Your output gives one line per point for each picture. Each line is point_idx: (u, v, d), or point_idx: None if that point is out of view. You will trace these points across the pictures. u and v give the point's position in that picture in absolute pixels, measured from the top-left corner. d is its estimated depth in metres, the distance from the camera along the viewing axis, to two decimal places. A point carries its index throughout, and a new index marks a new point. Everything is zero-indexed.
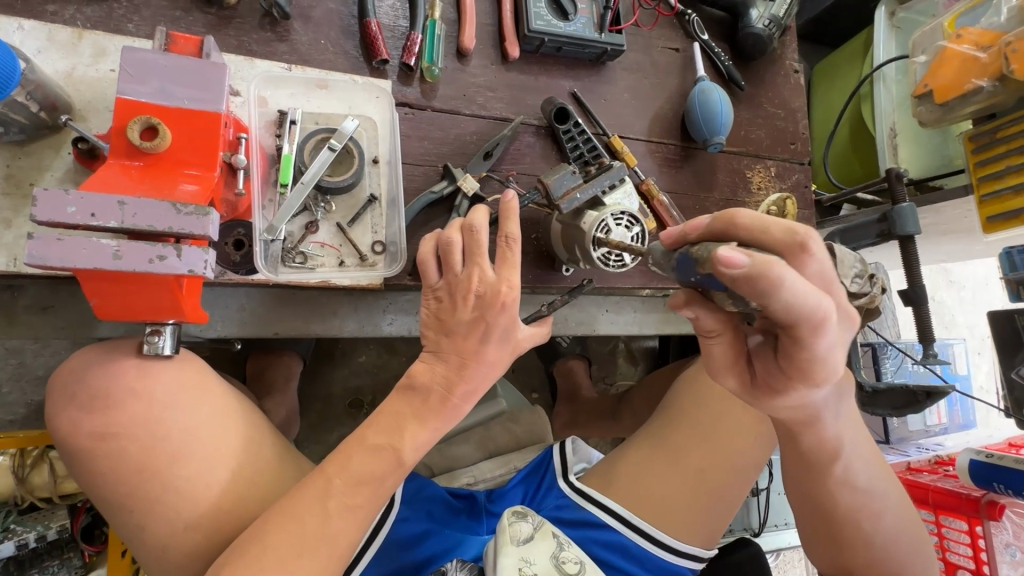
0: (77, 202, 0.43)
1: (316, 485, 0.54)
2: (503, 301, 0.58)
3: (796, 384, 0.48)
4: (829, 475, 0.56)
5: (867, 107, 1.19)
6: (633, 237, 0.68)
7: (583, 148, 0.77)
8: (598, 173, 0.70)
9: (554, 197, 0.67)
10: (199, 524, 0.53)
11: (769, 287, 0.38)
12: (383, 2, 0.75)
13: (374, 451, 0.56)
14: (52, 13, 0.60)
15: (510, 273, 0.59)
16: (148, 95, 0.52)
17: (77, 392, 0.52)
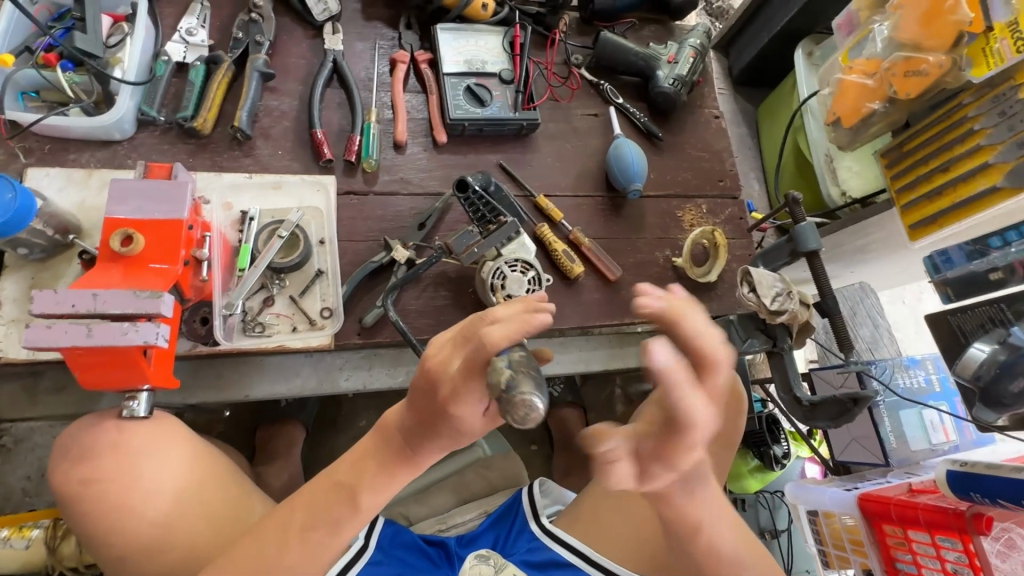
0: (63, 297, 0.57)
1: (280, 516, 0.61)
2: (445, 400, 0.52)
3: (656, 472, 0.46)
4: (690, 536, 0.58)
5: (802, 138, 1.26)
6: (529, 280, 0.82)
7: (483, 209, 0.83)
8: (494, 230, 0.82)
9: (456, 253, 0.81)
10: (170, 550, 0.61)
11: (671, 394, 0.40)
12: (330, 114, 0.92)
13: (334, 488, 0.60)
14: (73, 159, 0.79)
15: (462, 386, 0.51)
16: (127, 212, 0.68)
17: (71, 448, 0.63)
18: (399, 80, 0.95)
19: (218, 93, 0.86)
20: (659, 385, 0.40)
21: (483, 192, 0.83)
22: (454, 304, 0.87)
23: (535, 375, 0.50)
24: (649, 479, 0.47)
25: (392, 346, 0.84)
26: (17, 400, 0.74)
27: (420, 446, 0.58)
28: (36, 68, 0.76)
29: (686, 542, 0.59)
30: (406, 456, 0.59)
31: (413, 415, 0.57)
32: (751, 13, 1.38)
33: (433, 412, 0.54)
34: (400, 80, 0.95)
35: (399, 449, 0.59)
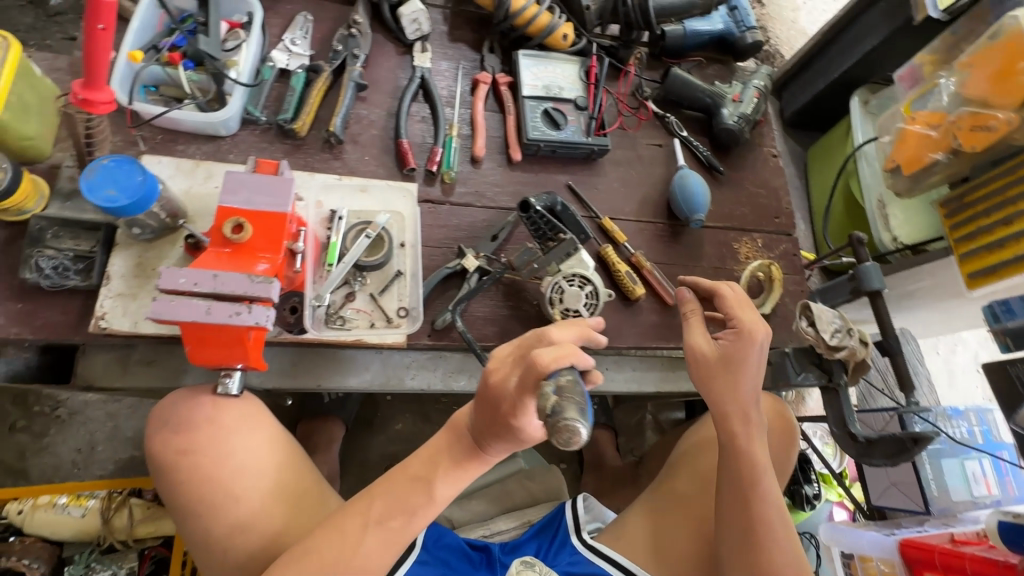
0: (187, 275, 0.61)
1: (360, 505, 0.64)
2: (507, 412, 0.58)
3: (754, 332, 0.78)
4: (742, 421, 0.76)
5: (854, 182, 1.29)
6: (586, 294, 0.86)
7: (543, 227, 0.87)
8: (553, 247, 0.86)
9: (517, 268, 0.86)
10: (253, 526, 0.64)
11: (717, 285, 0.84)
12: (414, 127, 0.98)
13: (412, 481, 0.65)
14: (181, 150, 0.85)
15: (520, 402, 0.57)
16: (238, 202, 0.72)
17: (168, 419, 0.66)
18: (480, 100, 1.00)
19: (316, 99, 0.92)
20: (711, 282, 0.85)
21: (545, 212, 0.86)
22: (519, 315, 0.90)
23: (581, 400, 0.50)
24: (740, 349, 0.77)
25: (457, 350, 0.88)
26: (110, 370, 0.78)
27: (488, 447, 0.63)
28: (161, 65, 0.82)
29: (732, 431, 0.76)
30: (476, 453, 0.64)
31: (479, 420, 0.62)
32: (807, 60, 1.43)
33: (497, 424, 0.60)
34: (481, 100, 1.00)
35: (470, 447, 0.65)
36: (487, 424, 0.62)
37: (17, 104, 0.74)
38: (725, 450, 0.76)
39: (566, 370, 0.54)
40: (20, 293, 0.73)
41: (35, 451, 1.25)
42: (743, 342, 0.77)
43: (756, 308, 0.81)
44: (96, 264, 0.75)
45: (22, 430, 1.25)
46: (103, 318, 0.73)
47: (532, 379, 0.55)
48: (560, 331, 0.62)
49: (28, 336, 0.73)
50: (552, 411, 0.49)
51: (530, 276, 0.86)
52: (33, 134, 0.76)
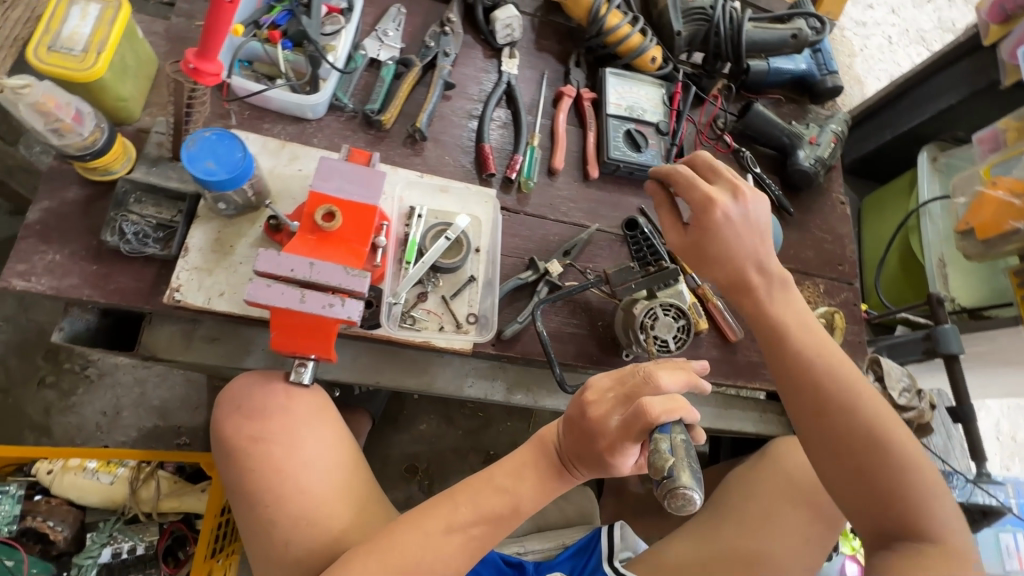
0: (284, 260, 0.60)
1: (444, 508, 0.67)
2: (604, 447, 0.66)
3: (717, 204, 0.76)
4: (749, 288, 0.79)
5: (915, 238, 1.27)
6: (677, 327, 0.86)
7: (645, 251, 0.91)
8: (654, 272, 0.88)
9: (614, 284, 0.87)
10: (318, 522, 0.63)
11: (667, 171, 0.79)
12: (495, 132, 0.97)
13: (499, 491, 0.69)
14: (267, 128, 0.84)
15: (619, 440, 0.64)
16: (330, 190, 0.71)
17: (241, 403, 0.66)
18: (562, 113, 1.00)
19: (404, 93, 0.91)
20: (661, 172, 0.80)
21: (649, 236, 0.91)
22: (584, 335, 0.89)
23: (689, 460, 0.60)
24: (709, 226, 0.77)
25: (517, 362, 0.86)
26: (174, 342, 0.76)
27: (575, 467, 0.70)
28: (260, 42, 0.81)
29: (749, 299, 0.79)
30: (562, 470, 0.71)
31: (572, 443, 0.69)
32: (875, 109, 1.42)
33: (592, 456, 0.67)
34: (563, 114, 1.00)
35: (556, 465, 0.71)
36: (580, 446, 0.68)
37: (119, 65, 0.73)
38: (753, 321, 0.79)
39: (675, 424, 0.62)
40: (96, 256, 0.72)
41: (60, 410, 1.23)
42: (708, 217, 0.77)
43: (722, 176, 0.80)
44: (177, 235, 0.74)
45: (50, 385, 1.24)
46: (178, 290, 0.72)
47: (643, 429, 0.62)
48: (668, 375, 0.67)
49: (99, 299, 0.71)
50: (668, 476, 0.59)
51: (625, 297, 0.87)
52: (128, 96, 0.75)
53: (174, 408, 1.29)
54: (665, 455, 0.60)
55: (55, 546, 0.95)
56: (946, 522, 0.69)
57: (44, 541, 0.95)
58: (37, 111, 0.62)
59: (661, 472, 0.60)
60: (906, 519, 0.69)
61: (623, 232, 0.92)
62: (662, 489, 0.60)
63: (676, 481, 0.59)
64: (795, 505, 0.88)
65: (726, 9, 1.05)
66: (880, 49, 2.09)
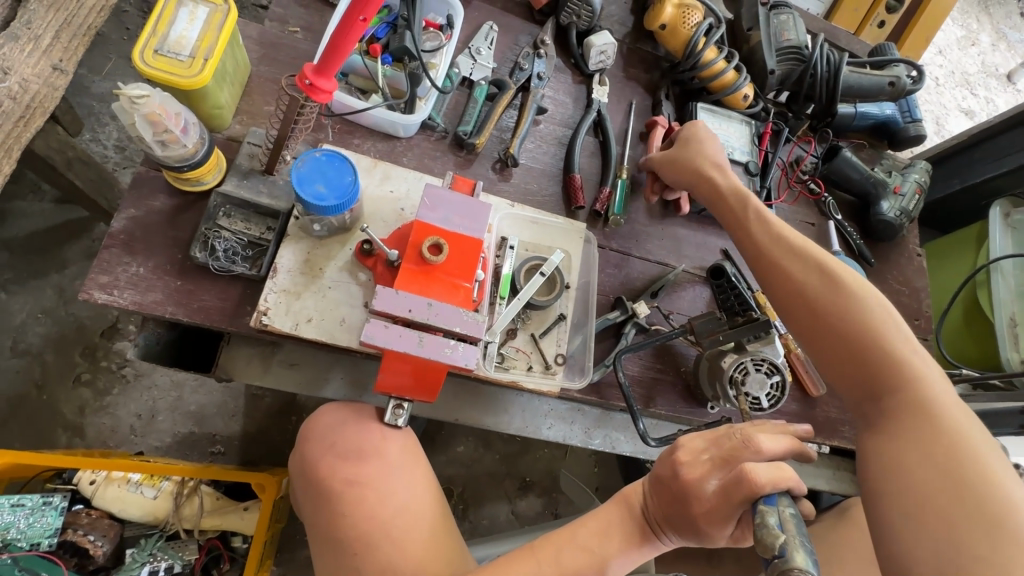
0: (403, 300, 0.56)
1: (527, 564, 0.64)
2: (697, 511, 0.63)
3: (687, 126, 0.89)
4: (710, 172, 0.84)
5: (983, 294, 1.25)
6: (770, 384, 0.81)
7: (732, 300, 0.89)
8: (743, 323, 0.84)
9: (699, 334, 0.84)
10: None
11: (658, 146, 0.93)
12: (583, 160, 0.93)
13: (581, 550, 0.66)
14: (358, 145, 0.81)
15: (719, 507, 0.62)
16: (436, 221, 0.67)
17: (335, 442, 0.62)
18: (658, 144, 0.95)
19: (497, 116, 0.87)
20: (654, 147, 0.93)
21: (738, 284, 0.89)
22: (667, 381, 0.86)
23: (808, 547, 0.50)
24: (682, 140, 0.88)
25: (598, 406, 0.83)
26: (252, 365, 0.72)
27: (665, 533, 0.68)
28: (361, 55, 0.78)
29: (709, 186, 0.84)
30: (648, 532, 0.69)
31: (661, 504, 0.68)
32: (943, 157, 1.39)
33: (685, 520, 0.65)
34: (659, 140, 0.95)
35: (643, 527, 0.69)
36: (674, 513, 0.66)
37: (221, 72, 0.69)
38: (713, 206, 0.84)
39: (783, 497, 0.57)
40: (180, 271, 0.68)
41: (94, 409, 1.18)
42: (681, 136, 0.89)
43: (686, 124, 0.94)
44: (267, 254, 0.70)
45: (86, 383, 1.19)
46: (265, 313, 0.68)
47: (748, 496, 0.58)
48: (770, 439, 0.63)
49: (182, 317, 0.67)
50: (777, 553, 0.49)
51: (711, 349, 0.83)
52: (224, 104, 0.72)
53: (211, 414, 1.24)
54: (771, 528, 0.51)
55: (93, 561, 0.90)
56: (936, 381, 0.63)
57: (80, 555, 0.89)
58: (148, 122, 0.58)
59: (768, 550, 0.50)
60: (883, 377, 0.64)
61: (710, 279, 0.91)
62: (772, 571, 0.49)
63: (791, 560, 0.48)
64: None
65: (824, 51, 1.02)
66: (927, 89, 2.06)
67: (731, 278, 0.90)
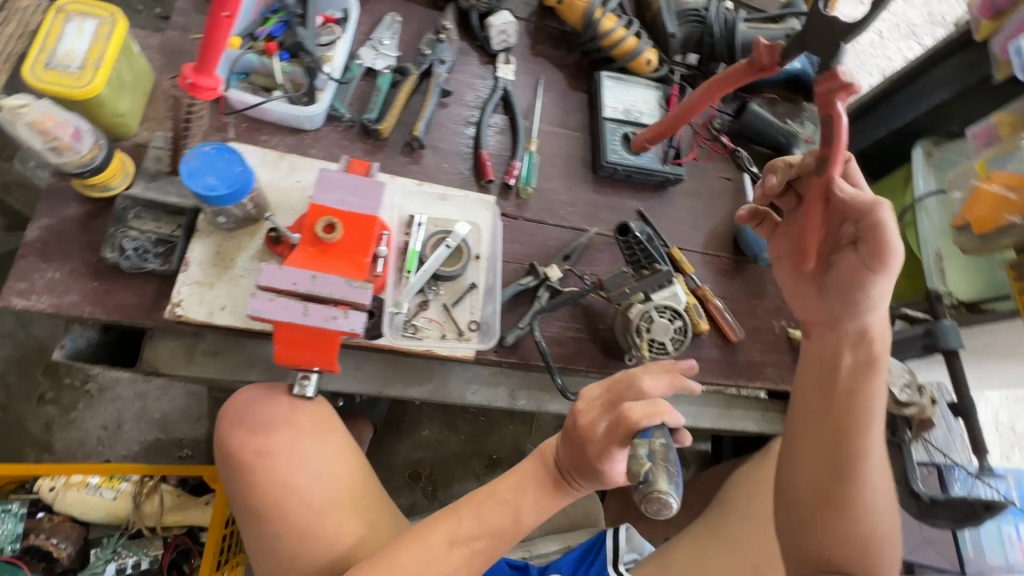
0: (287, 274, 0.60)
1: (448, 522, 0.67)
2: (591, 457, 0.64)
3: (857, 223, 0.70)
4: (852, 343, 0.71)
5: (911, 233, 1.28)
6: (674, 329, 0.86)
7: (639, 255, 0.90)
8: (648, 275, 0.87)
9: (608, 289, 0.88)
10: (324, 537, 0.63)
11: (857, 204, 0.68)
12: (492, 137, 0.97)
13: (502, 504, 0.69)
14: (266, 141, 0.84)
15: (608, 446, 0.63)
16: (331, 202, 0.71)
17: (245, 418, 0.65)
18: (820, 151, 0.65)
19: (401, 101, 0.91)
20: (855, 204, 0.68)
21: (644, 240, 0.90)
22: (584, 338, 0.90)
23: (672, 468, 0.56)
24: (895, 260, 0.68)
25: (520, 368, 0.87)
26: (176, 357, 0.76)
27: (575, 481, 0.69)
28: (256, 54, 0.81)
29: (837, 340, 0.73)
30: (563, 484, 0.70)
31: (568, 458, 0.68)
32: (869, 105, 1.42)
33: (585, 464, 0.66)
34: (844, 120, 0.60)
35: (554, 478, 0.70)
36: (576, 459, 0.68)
37: (116, 81, 0.73)
38: (824, 359, 0.74)
39: (658, 429, 0.59)
40: (95, 272, 0.72)
41: (61, 425, 1.23)
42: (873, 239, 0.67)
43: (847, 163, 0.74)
44: (177, 249, 0.74)
45: (51, 401, 1.23)
46: (179, 305, 0.72)
47: (626, 434, 0.61)
48: (651, 379, 0.65)
49: (100, 316, 0.71)
50: (643, 480, 0.55)
51: (620, 301, 0.87)
52: (126, 111, 0.75)
53: (175, 420, 1.28)
54: (640, 458, 0.56)
55: (59, 563, 0.95)
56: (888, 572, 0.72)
57: (47, 559, 0.94)
58: (35, 130, 0.63)
59: (636, 477, 0.56)
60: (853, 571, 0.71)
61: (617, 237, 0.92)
62: (638, 495, 0.55)
63: (652, 485, 0.54)
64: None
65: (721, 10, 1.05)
66: None
67: (638, 235, 0.91)
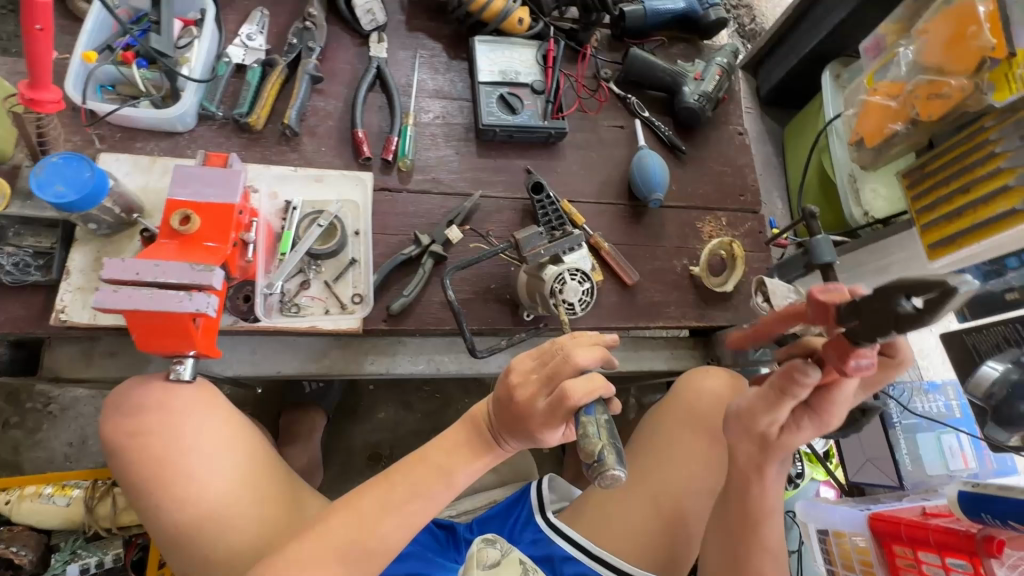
0: (130, 265, 0.64)
1: (382, 488, 0.68)
2: (531, 426, 0.64)
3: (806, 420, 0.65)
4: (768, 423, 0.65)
5: (827, 158, 1.27)
6: (582, 290, 0.85)
7: (551, 215, 0.93)
8: (560, 237, 0.85)
9: (523, 251, 0.83)
10: (207, 504, 0.67)
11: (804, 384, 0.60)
12: (370, 116, 0.99)
13: (436, 469, 0.69)
14: (139, 147, 0.87)
15: (550, 420, 0.63)
16: (186, 195, 0.74)
17: (120, 403, 0.69)
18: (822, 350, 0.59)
19: (271, 92, 0.93)
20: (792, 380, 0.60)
21: (554, 199, 0.94)
22: (478, 297, 0.92)
23: (616, 440, 0.60)
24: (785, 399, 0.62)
25: (414, 335, 0.90)
26: (76, 362, 0.81)
27: (505, 441, 0.69)
28: (115, 64, 0.85)
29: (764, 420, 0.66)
30: (488, 442, 0.71)
31: (506, 427, 0.68)
32: (779, 35, 1.40)
33: (524, 433, 0.66)
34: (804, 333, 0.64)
35: (486, 441, 0.70)
36: (504, 420, 0.68)
37: None
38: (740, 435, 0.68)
39: (597, 403, 0.62)
40: None
41: (28, 446, 1.29)
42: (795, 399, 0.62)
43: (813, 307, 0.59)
44: (55, 260, 0.77)
45: (16, 426, 1.30)
46: (62, 311, 0.76)
47: (568, 413, 0.62)
48: (585, 351, 0.65)
49: None
50: (601, 460, 0.58)
51: (533, 264, 0.83)
52: None
53: None
54: (591, 436, 0.59)
55: (23, 569, 1.01)
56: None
57: (12, 565, 1.01)
58: None
59: (587, 455, 0.59)
60: None
61: (529, 193, 0.95)
62: (591, 473, 0.58)
63: (608, 464, 0.57)
64: (696, 433, 0.91)
65: None
66: None
67: (547, 194, 0.94)
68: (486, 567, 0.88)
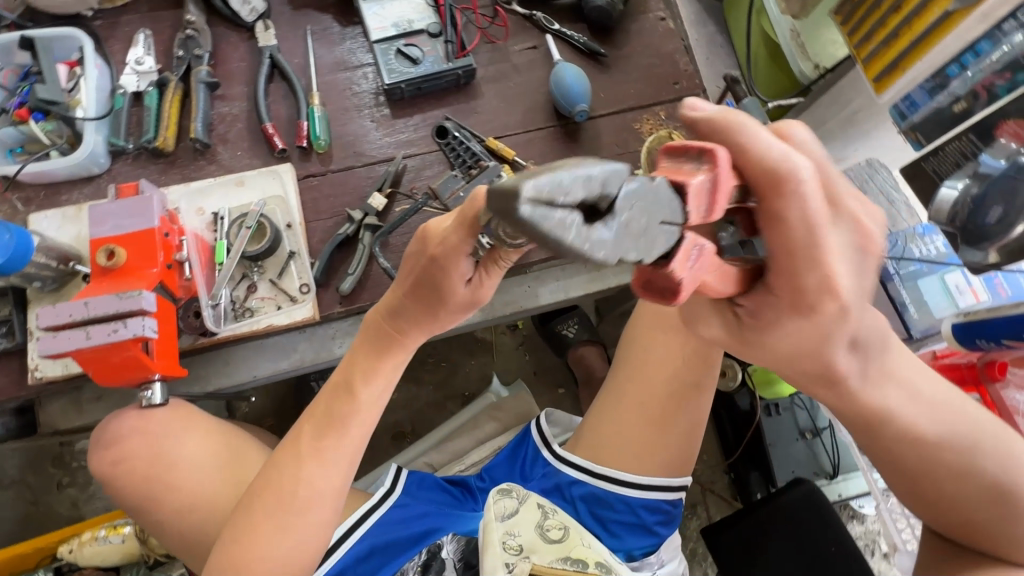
0: (62, 309, 0.66)
1: (289, 447, 0.65)
2: (433, 253, 0.52)
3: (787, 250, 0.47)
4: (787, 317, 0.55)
5: (766, 20, 1.19)
6: None
7: (463, 155, 0.96)
8: (477, 174, 0.93)
9: (443, 198, 0.92)
10: (200, 507, 0.71)
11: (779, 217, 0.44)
12: (277, 107, 0.97)
13: (333, 389, 0.65)
14: (65, 199, 0.89)
15: (453, 246, 0.51)
16: (107, 232, 0.76)
17: (101, 437, 0.74)
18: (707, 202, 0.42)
19: (172, 110, 0.92)
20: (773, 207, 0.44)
21: (461, 137, 0.96)
22: None
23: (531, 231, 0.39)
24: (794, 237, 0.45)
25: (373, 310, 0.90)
26: (69, 412, 0.85)
27: (405, 327, 0.60)
28: (13, 125, 0.86)
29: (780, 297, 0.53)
30: (395, 339, 0.62)
31: (411, 293, 0.57)
32: None
33: (424, 280, 0.55)
34: (693, 271, 0.40)
35: (386, 334, 0.61)
36: (413, 293, 0.57)
37: None
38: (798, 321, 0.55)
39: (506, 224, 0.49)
40: None
41: (86, 499, 1.39)
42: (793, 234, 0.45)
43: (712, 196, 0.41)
44: (15, 324, 0.81)
45: (69, 484, 1.40)
46: (37, 369, 0.80)
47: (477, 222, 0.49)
48: None
49: None
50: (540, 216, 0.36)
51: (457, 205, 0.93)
52: None
53: None
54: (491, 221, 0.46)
55: None
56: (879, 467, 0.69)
57: None
58: None
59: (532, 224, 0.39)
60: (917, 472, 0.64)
61: (438, 141, 0.97)
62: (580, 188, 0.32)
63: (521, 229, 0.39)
64: (664, 331, 0.89)
65: None
66: None
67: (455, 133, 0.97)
68: (507, 518, 0.74)
